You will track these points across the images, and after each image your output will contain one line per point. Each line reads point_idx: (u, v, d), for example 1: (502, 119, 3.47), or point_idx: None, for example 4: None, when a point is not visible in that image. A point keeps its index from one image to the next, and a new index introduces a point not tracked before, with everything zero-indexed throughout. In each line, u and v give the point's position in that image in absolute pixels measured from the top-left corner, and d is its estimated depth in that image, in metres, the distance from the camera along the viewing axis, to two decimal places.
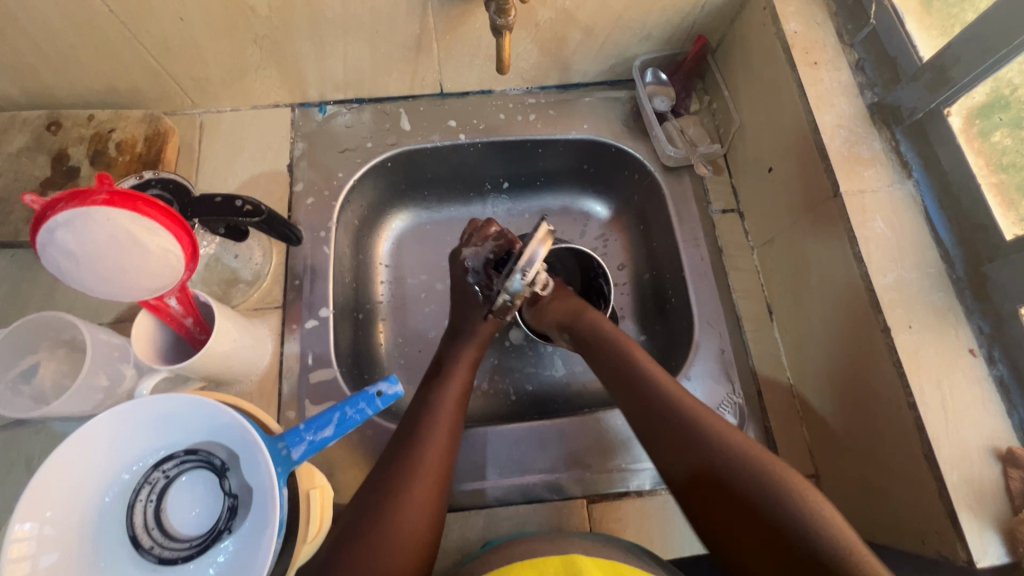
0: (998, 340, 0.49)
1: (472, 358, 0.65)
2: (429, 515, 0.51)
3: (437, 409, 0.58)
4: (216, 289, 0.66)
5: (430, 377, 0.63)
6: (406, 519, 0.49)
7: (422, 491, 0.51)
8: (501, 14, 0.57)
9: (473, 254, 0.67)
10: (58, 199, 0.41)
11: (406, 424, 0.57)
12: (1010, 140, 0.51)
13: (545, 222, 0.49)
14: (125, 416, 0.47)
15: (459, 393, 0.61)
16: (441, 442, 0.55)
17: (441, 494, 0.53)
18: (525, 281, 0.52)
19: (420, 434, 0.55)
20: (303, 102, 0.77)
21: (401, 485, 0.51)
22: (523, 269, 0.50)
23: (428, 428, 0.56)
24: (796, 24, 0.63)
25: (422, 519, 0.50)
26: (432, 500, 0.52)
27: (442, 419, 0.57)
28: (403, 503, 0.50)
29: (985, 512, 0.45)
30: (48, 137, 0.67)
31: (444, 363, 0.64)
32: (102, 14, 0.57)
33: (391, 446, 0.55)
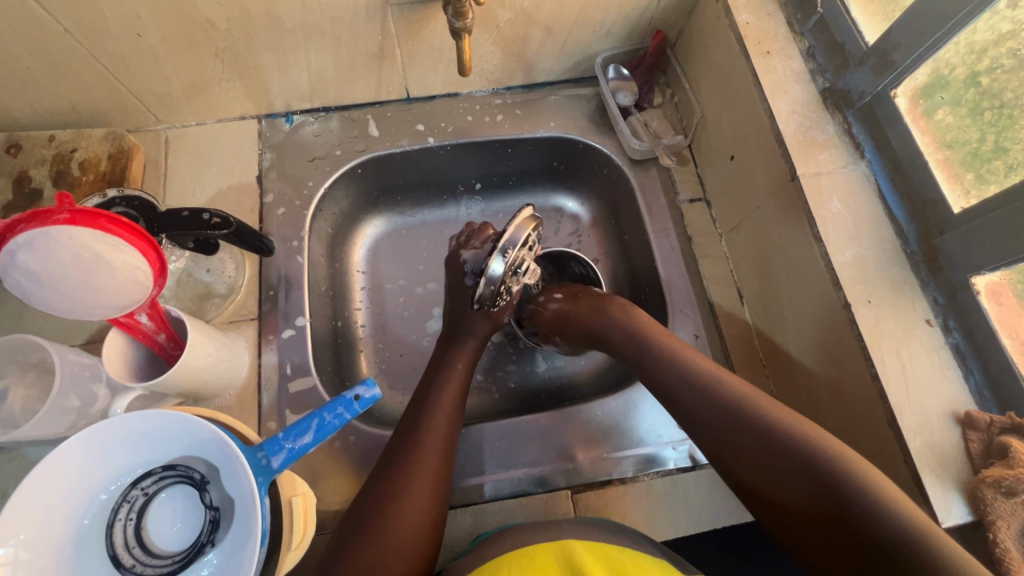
0: (952, 310, 0.51)
1: (468, 361, 0.64)
2: (428, 519, 0.51)
3: (433, 410, 0.57)
4: (189, 305, 0.65)
5: (424, 382, 0.62)
6: (404, 523, 0.49)
7: (420, 494, 0.51)
8: (459, 17, 0.57)
9: (473, 256, 0.63)
10: (18, 220, 0.41)
11: (400, 429, 0.56)
12: (952, 118, 0.54)
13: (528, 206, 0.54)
14: (101, 434, 0.46)
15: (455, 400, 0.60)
16: (437, 444, 0.55)
17: (437, 504, 0.52)
18: (506, 263, 0.54)
19: (417, 436, 0.55)
20: (269, 113, 0.77)
21: (399, 491, 0.51)
22: (504, 248, 0.53)
23: (423, 432, 0.55)
24: (747, 15, 0.65)
25: (421, 523, 0.50)
26: (427, 508, 0.51)
27: (439, 421, 0.57)
28: (400, 508, 0.50)
29: (948, 475, 0.47)
30: (8, 160, 0.66)
31: (439, 365, 0.63)
32: (57, 33, 0.57)
33: (385, 452, 0.55)
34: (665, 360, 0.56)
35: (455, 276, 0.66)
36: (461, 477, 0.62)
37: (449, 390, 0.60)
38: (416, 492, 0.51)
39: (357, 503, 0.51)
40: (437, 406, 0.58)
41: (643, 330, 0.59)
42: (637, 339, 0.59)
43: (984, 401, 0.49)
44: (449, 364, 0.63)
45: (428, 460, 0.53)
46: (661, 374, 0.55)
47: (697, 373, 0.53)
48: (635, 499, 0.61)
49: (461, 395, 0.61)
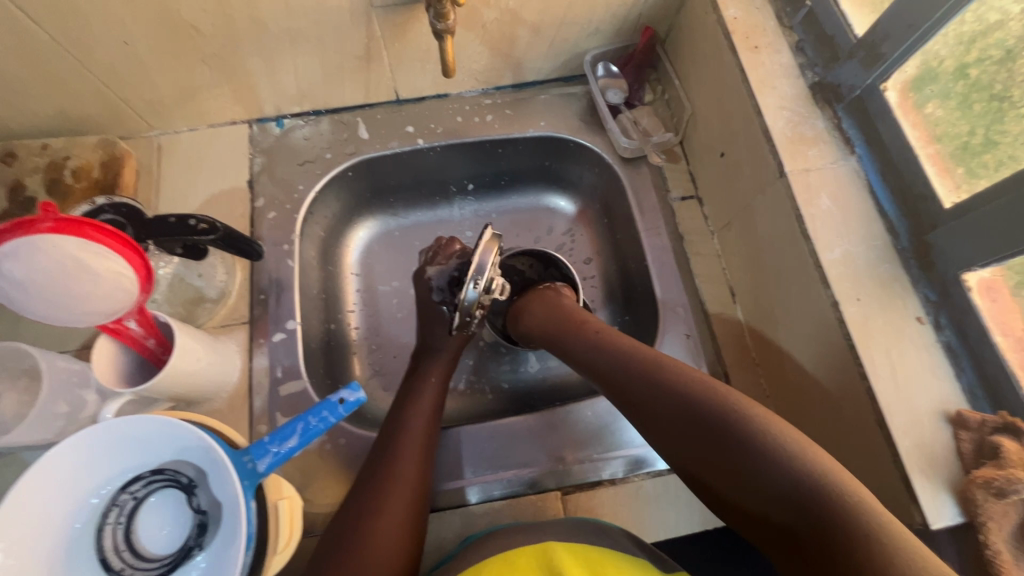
0: (944, 307, 0.50)
1: (444, 373, 0.65)
2: (407, 525, 0.51)
3: (409, 421, 0.58)
4: (180, 310, 0.66)
5: (401, 394, 0.62)
6: (382, 531, 0.49)
7: (398, 502, 0.51)
8: (440, 19, 0.57)
9: (439, 272, 0.67)
10: (2, 228, 0.42)
11: (378, 441, 0.57)
12: (941, 111, 0.53)
13: (488, 228, 0.55)
14: (90, 439, 0.47)
15: (432, 408, 0.61)
16: (414, 452, 0.55)
17: (416, 511, 0.52)
18: (479, 289, 0.56)
19: (393, 447, 0.55)
20: (260, 117, 0.78)
21: (377, 499, 0.51)
22: (475, 275, 0.55)
23: (399, 441, 0.56)
24: (735, 10, 0.64)
25: (401, 529, 0.50)
26: (407, 515, 0.51)
27: (415, 430, 0.57)
28: (378, 515, 0.50)
29: (938, 476, 0.46)
30: (3, 169, 0.67)
31: (414, 377, 0.64)
32: (45, 43, 0.58)
33: (365, 464, 0.55)
34: (588, 341, 0.59)
35: (421, 292, 0.68)
36: (449, 480, 0.62)
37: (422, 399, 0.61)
38: (392, 499, 0.51)
39: (338, 515, 0.51)
40: (413, 416, 0.59)
41: (568, 320, 0.63)
42: (569, 325, 0.62)
43: (976, 400, 0.48)
44: (425, 375, 0.64)
45: (405, 468, 0.54)
46: (587, 356, 0.58)
47: (619, 351, 0.56)
48: (625, 500, 0.61)
49: (437, 404, 0.62)
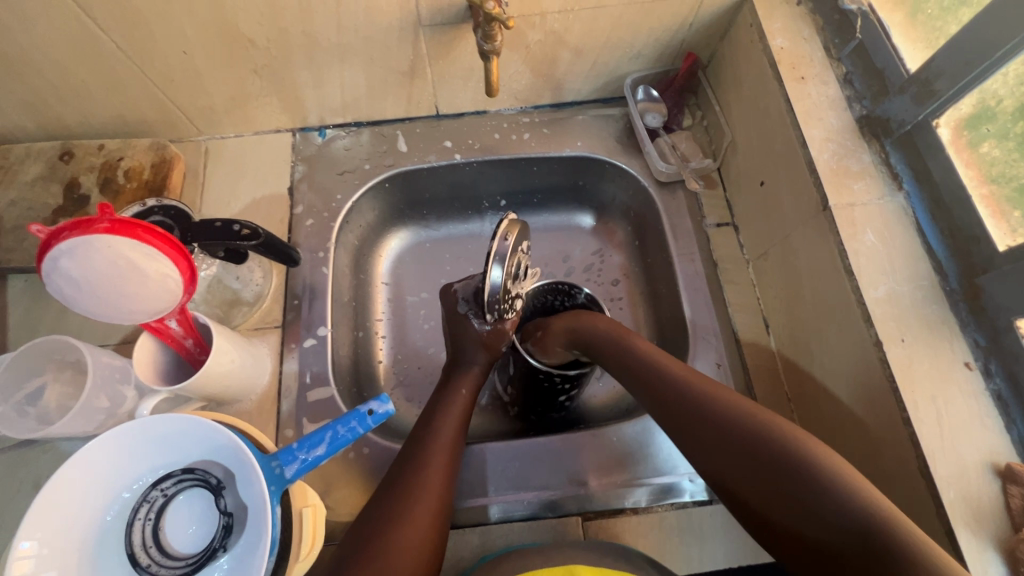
0: (995, 353, 0.48)
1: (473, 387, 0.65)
2: (431, 535, 0.50)
3: (438, 432, 0.58)
4: (217, 310, 0.67)
5: (430, 405, 0.62)
6: (408, 537, 0.49)
7: (422, 512, 0.51)
8: (488, 40, 0.58)
9: (465, 285, 0.67)
10: (61, 228, 0.43)
11: (405, 450, 0.57)
12: (999, 151, 0.51)
13: (509, 212, 0.54)
14: (128, 434, 0.48)
15: (460, 419, 0.61)
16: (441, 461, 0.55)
17: (440, 520, 0.52)
18: (501, 270, 0.54)
19: (421, 456, 0.55)
20: (303, 126, 0.79)
21: (401, 504, 0.51)
22: (495, 257, 0.53)
23: (428, 450, 0.56)
24: (782, 40, 0.64)
25: (427, 539, 0.50)
26: (430, 525, 0.51)
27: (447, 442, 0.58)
28: (401, 522, 0.49)
29: (985, 531, 0.44)
30: (62, 167, 0.71)
31: (446, 387, 0.64)
32: (111, 50, 0.61)
33: (391, 470, 0.55)
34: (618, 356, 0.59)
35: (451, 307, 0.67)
36: (470, 497, 0.62)
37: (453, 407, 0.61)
38: (420, 506, 0.51)
39: (363, 519, 0.51)
40: (442, 428, 0.59)
41: (613, 337, 0.61)
42: (617, 342, 0.60)
43: None
44: (455, 387, 0.64)
45: (431, 476, 0.54)
46: (640, 372, 0.57)
47: (661, 367, 0.56)
48: (648, 531, 0.60)
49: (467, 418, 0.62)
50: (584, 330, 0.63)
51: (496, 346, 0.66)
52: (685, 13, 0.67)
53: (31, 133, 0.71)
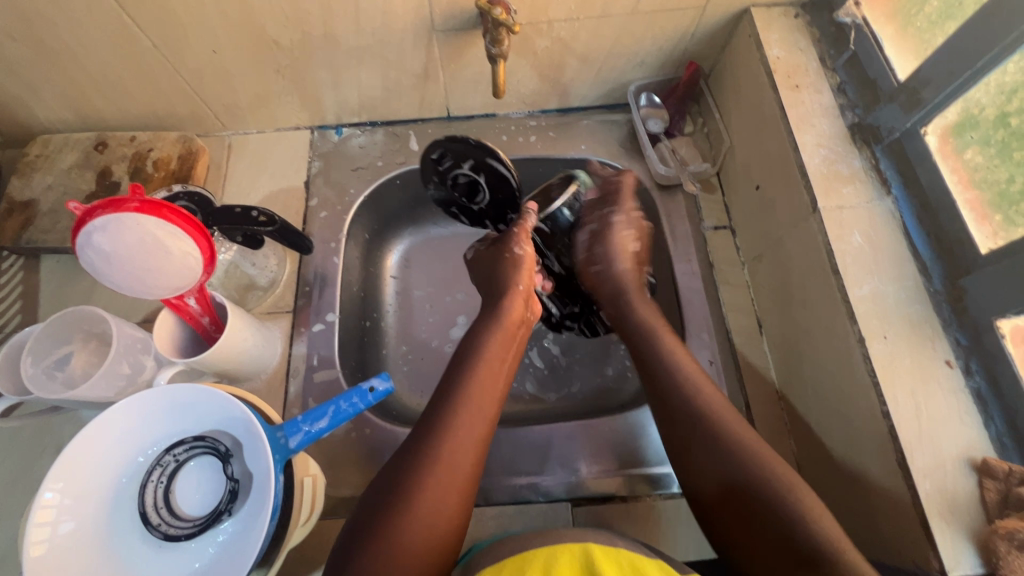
0: (976, 352, 0.50)
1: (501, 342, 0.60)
2: (468, 484, 0.50)
3: (465, 394, 0.54)
4: (233, 293, 0.71)
5: (459, 358, 0.58)
6: (442, 485, 0.48)
7: (446, 482, 0.48)
8: (495, 44, 0.62)
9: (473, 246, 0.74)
10: (95, 206, 0.47)
11: (431, 409, 0.53)
12: (982, 157, 0.52)
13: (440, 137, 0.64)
14: (147, 401, 0.51)
15: (490, 379, 0.56)
16: (467, 426, 0.52)
17: (467, 487, 0.50)
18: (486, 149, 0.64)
19: (447, 418, 0.52)
20: (321, 124, 0.84)
21: (423, 471, 0.48)
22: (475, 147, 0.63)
23: (454, 413, 0.52)
24: (778, 50, 0.66)
25: (463, 490, 0.49)
26: (456, 493, 0.49)
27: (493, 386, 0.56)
28: (422, 491, 0.47)
29: (959, 523, 0.45)
30: (96, 155, 0.76)
31: (476, 340, 0.59)
32: (148, 48, 0.66)
33: (427, 412, 0.53)
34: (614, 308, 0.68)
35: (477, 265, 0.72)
36: None
37: (498, 347, 0.59)
38: (461, 451, 0.50)
39: (393, 464, 0.50)
40: (469, 388, 0.54)
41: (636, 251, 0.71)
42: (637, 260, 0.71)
43: (1005, 450, 0.47)
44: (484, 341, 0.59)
45: (458, 443, 0.50)
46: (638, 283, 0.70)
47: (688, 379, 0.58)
48: (636, 518, 0.62)
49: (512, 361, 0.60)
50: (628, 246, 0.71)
51: (531, 267, 0.66)
52: (687, 24, 0.70)
53: (70, 124, 0.77)
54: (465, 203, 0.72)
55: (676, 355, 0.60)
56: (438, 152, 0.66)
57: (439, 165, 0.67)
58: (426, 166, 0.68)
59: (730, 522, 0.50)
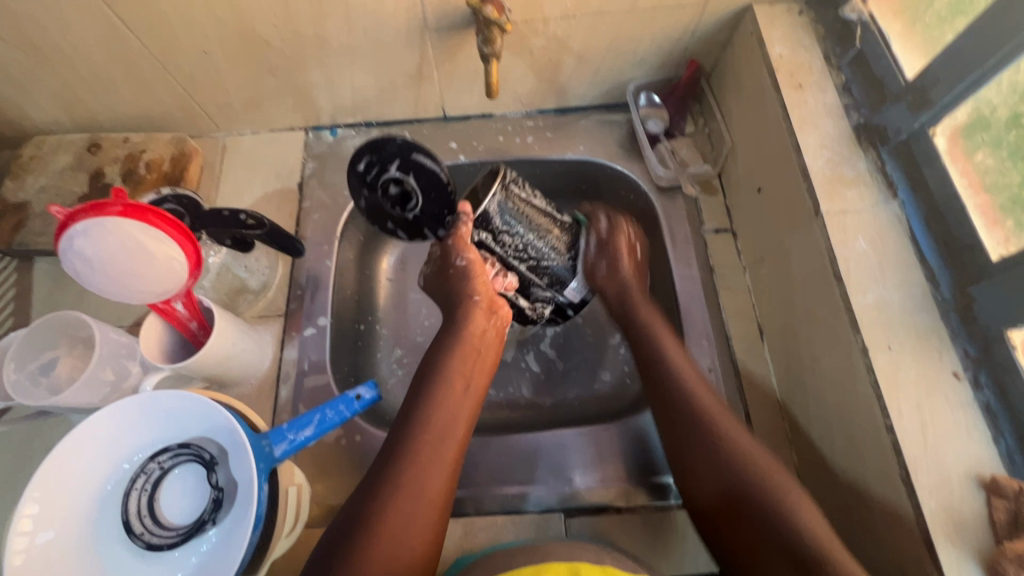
0: (984, 364, 0.48)
1: (461, 362, 0.58)
2: (436, 508, 0.49)
3: (427, 419, 0.53)
4: (224, 297, 0.71)
5: (420, 380, 0.56)
6: (408, 509, 0.48)
7: (413, 507, 0.48)
8: (488, 44, 0.61)
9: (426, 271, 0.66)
10: (78, 210, 0.46)
11: (395, 432, 0.52)
12: (992, 160, 0.50)
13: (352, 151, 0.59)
14: (128, 408, 0.50)
15: (453, 401, 0.55)
16: (430, 451, 0.51)
17: (437, 510, 0.49)
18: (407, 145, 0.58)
19: (410, 442, 0.51)
20: (316, 125, 0.83)
21: (387, 497, 0.48)
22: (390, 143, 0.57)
23: (416, 437, 0.51)
24: (781, 47, 0.64)
25: (427, 524, 0.48)
26: (424, 517, 0.48)
27: (456, 411, 0.54)
28: (387, 516, 0.47)
29: (965, 544, 0.43)
30: (89, 157, 0.75)
31: (436, 361, 0.58)
32: (138, 49, 0.65)
33: (389, 439, 0.52)
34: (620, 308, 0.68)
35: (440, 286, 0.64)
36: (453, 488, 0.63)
37: (460, 368, 0.57)
38: (426, 475, 0.50)
39: (358, 494, 0.49)
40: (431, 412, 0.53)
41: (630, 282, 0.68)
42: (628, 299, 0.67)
43: (1015, 467, 0.45)
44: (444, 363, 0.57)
45: (421, 468, 0.50)
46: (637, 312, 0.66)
47: (677, 376, 0.60)
48: (631, 530, 0.60)
49: (477, 381, 0.58)
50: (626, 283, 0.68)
51: (486, 278, 0.61)
52: (687, 21, 0.68)
53: (64, 126, 0.76)
54: (403, 219, 0.64)
55: (671, 352, 0.62)
56: (364, 161, 0.60)
57: (366, 177, 0.61)
58: (353, 183, 0.62)
59: (733, 518, 0.51)
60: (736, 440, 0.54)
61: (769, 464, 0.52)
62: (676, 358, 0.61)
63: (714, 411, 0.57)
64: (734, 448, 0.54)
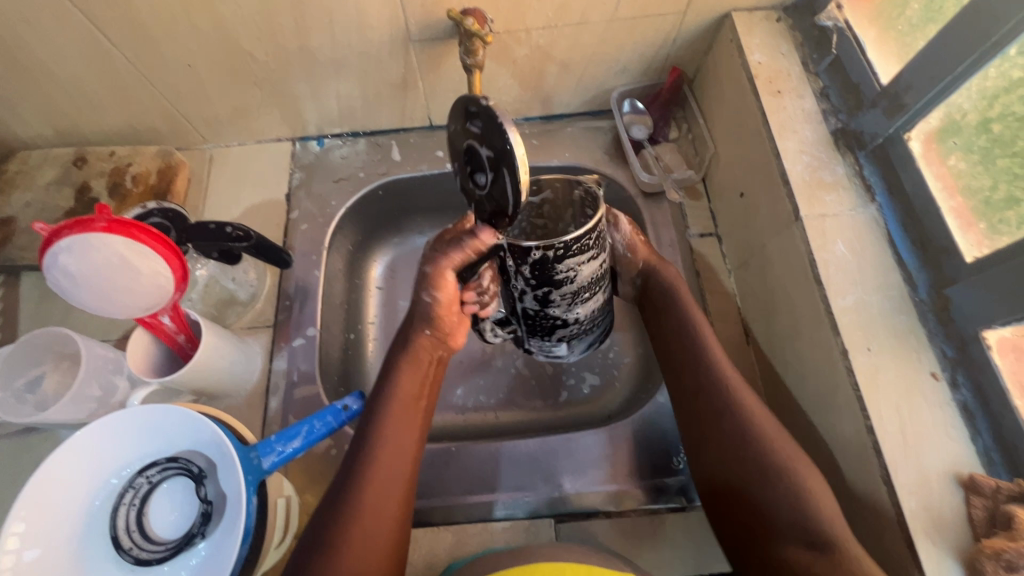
0: (961, 364, 0.49)
1: (413, 385, 0.56)
2: (392, 541, 0.48)
3: (379, 449, 0.51)
4: (212, 310, 0.72)
5: (369, 408, 0.54)
6: (364, 543, 0.46)
7: (370, 540, 0.47)
8: (470, 55, 0.62)
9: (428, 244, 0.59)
10: (62, 225, 0.46)
11: (347, 464, 0.51)
12: (964, 164, 0.52)
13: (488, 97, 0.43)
14: (115, 424, 0.50)
15: (405, 430, 0.53)
16: (383, 482, 0.50)
17: (394, 542, 0.48)
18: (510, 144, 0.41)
19: (363, 476, 0.49)
20: (303, 136, 0.83)
21: (342, 534, 0.46)
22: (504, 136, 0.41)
23: (370, 469, 0.50)
24: (760, 54, 0.65)
25: (387, 550, 0.47)
26: (381, 549, 0.47)
27: (404, 426, 0.53)
28: (343, 553, 0.45)
29: (946, 541, 0.44)
30: (75, 171, 0.75)
31: (385, 388, 0.55)
32: (122, 64, 0.65)
33: (342, 471, 0.51)
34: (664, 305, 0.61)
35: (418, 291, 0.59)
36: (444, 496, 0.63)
37: (409, 394, 0.55)
38: (381, 507, 0.49)
39: (311, 530, 0.47)
40: (382, 443, 0.51)
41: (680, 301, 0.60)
42: (676, 296, 0.60)
43: (993, 465, 0.45)
44: (394, 389, 0.55)
45: (376, 502, 0.48)
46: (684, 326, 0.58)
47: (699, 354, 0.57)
48: (621, 535, 0.61)
49: (426, 394, 0.57)
50: (676, 290, 0.61)
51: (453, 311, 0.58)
52: (668, 29, 0.69)
53: (50, 140, 0.76)
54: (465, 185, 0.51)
55: (706, 334, 0.57)
56: (474, 114, 0.45)
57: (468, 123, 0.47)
58: (457, 109, 0.47)
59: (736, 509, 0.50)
60: (747, 407, 0.52)
61: (778, 434, 0.51)
62: (706, 342, 0.57)
63: (743, 397, 0.53)
64: (756, 429, 0.51)
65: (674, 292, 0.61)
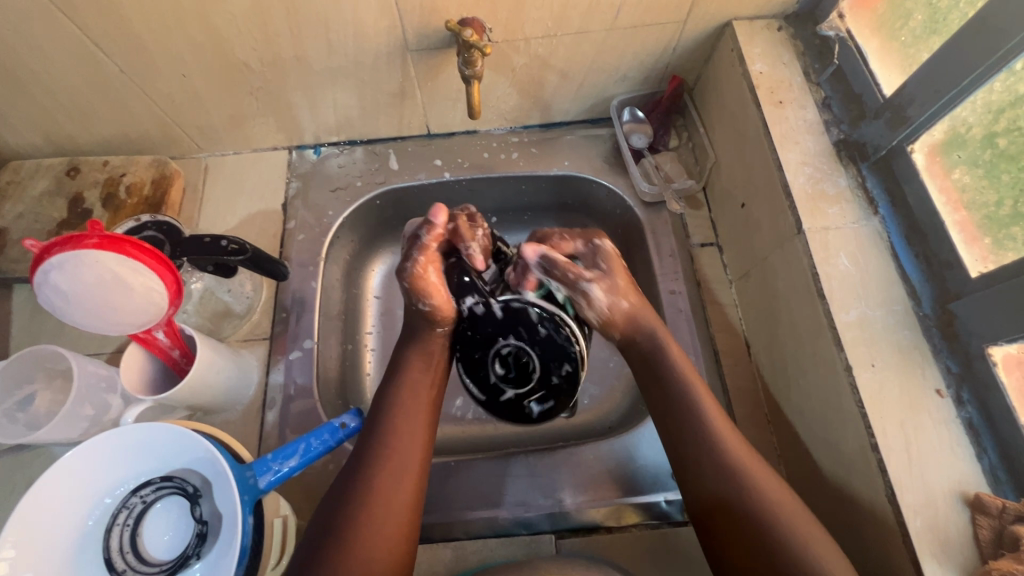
0: (966, 381, 0.48)
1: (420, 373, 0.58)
2: (408, 516, 0.49)
3: (394, 427, 0.53)
4: (207, 322, 0.71)
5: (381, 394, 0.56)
6: (381, 515, 0.48)
7: (385, 513, 0.48)
8: (468, 65, 0.62)
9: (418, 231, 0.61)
10: (53, 243, 0.45)
11: (362, 442, 0.52)
12: (969, 178, 0.51)
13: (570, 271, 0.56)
14: (109, 443, 0.50)
15: (417, 413, 0.55)
16: (398, 459, 0.51)
17: (410, 518, 0.49)
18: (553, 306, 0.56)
19: (378, 451, 0.51)
20: (300, 144, 0.82)
21: (359, 504, 0.48)
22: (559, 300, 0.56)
23: (386, 445, 0.52)
24: (761, 64, 0.64)
25: (403, 523, 0.49)
26: (397, 523, 0.48)
27: (413, 424, 0.54)
28: (361, 522, 0.47)
29: (952, 562, 0.43)
30: (68, 182, 0.74)
31: (398, 374, 0.57)
32: (116, 74, 0.64)
33: (357, 448, 0.52)
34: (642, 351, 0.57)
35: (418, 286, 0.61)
36: (443, 512, 0.62)
37: (418, 380, 0.57)
38: (396, 483, 0.50)
39: (328, 504, 0.49)
40: (396, 422, 0.53)
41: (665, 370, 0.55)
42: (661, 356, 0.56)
43: (998, 484, 0.45)
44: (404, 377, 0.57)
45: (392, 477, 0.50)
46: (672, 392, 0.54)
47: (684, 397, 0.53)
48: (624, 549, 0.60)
49: (433, 394, 0.57)
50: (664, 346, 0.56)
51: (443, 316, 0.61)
52: (668, 38, 0.69)
53: (42, 150, 0.75)
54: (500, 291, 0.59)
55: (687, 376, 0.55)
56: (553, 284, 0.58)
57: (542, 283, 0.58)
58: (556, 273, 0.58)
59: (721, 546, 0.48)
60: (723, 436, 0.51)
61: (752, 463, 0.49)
62: (684, 378, 0.54)
63: (720, 428, 0.51)
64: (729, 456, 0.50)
65: (657, 341, 0.56)
